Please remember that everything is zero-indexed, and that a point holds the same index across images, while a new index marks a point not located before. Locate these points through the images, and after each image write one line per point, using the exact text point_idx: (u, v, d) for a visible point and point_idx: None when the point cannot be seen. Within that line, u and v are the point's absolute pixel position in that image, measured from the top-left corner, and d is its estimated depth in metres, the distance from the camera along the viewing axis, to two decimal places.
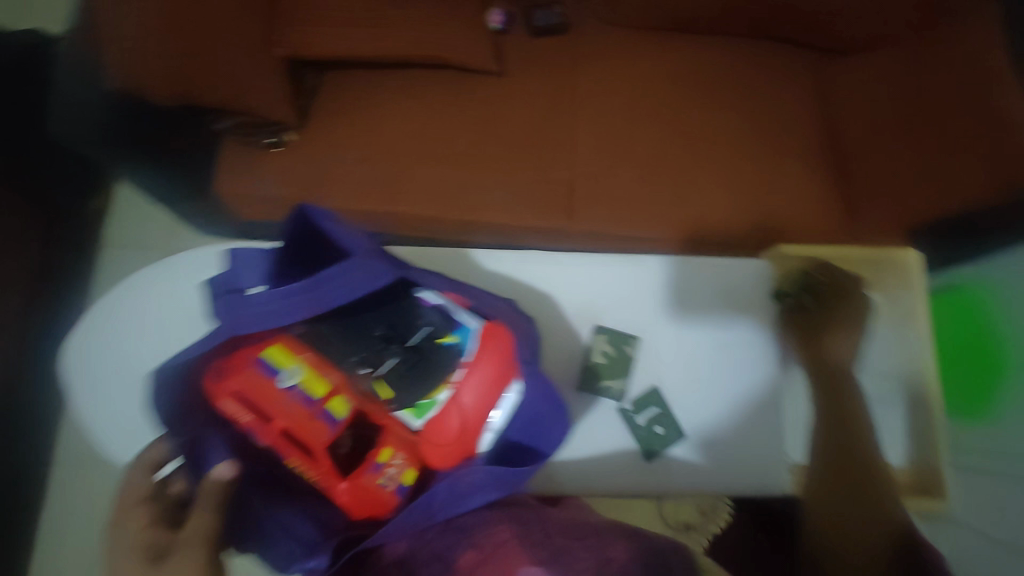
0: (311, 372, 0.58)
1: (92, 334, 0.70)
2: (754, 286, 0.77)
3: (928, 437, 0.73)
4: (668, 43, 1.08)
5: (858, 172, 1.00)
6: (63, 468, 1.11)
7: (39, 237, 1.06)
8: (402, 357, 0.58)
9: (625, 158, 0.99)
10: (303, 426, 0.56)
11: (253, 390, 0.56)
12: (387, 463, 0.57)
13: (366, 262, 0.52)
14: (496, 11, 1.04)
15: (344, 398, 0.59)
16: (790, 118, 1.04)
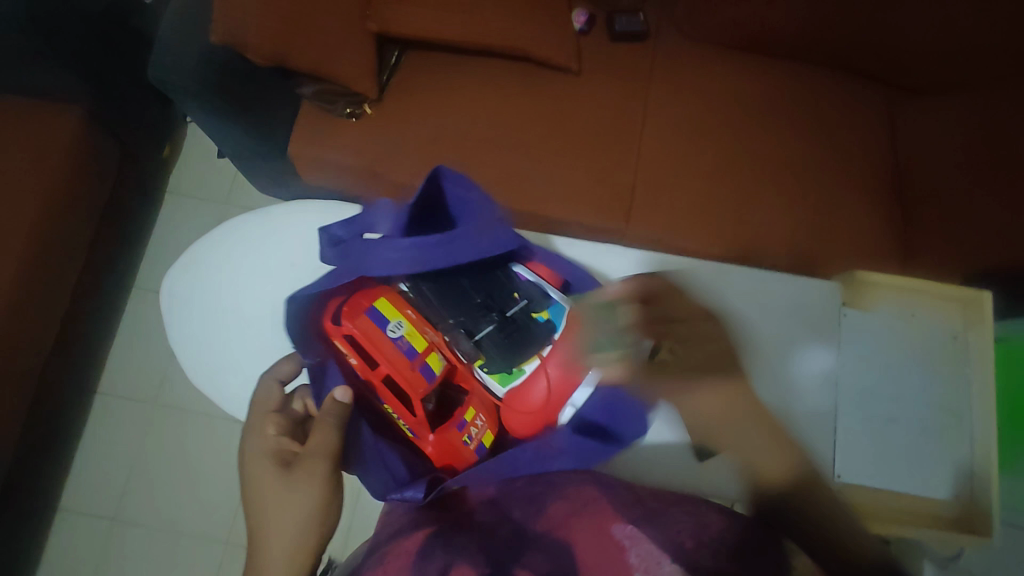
0: (413, 328, 0.66)
1: (196, 265, 0.72)
2: (826, 304, 0.69)
3: (993, 487, 0.65)
4: (742, 63, 1.06)
5: (923, 215, 0.97)
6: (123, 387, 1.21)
7: (126, 176, 1.14)
8: (499, 325, 0.64)
9: (688, 172, 0.99)
10: (405, 374, 0.64)
11: (361, 335, 0.65)
12: (469, 421, 0.65)
13: (490, 226, 0.60)
14: (580, 11, 1.05)
15: (439, 355, 0.67)
16: (859, 153, 1.01)
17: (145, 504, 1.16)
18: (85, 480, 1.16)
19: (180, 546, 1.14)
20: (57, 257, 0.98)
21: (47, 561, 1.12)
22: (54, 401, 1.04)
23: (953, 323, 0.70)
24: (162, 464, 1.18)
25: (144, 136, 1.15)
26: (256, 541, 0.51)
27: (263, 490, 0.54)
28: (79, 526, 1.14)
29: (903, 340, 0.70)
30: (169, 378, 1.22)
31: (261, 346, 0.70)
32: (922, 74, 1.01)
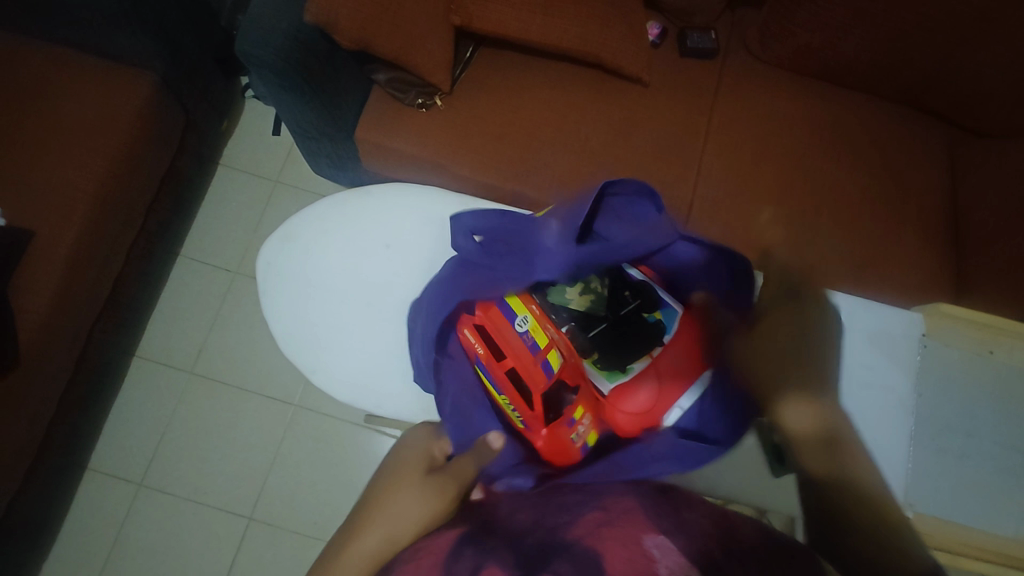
0: (537, 323, 0.72)
1: (299, 237, 0.78)
2: (906, 334, 0.72)
3: None
4: (809, 89, 1.07)
5: (976, 257, 0.98)
6: (159, 353, 1.22)
7: (186, 143, 1.14)
8: (614, 324, 0.71)
9: (747, 193, 1.00)
10: (526, 367, 0.70)
11: (494, 330, 0.71)
12: (578, 421, 0.70)
13: (652, 231, 0.67)
14: (654, 24, 1.06)
15: (558, 352, 0.72)
16: (918, 189, 1.02)
17: (172, 471, 1.16)
18: (115, 442, 1.17)
19: (202, 517, 1.14)
20: (116, 219, 0.98)
21: (71, 518, 1.12)
22: (96, 360, 1.05)
23: None
24: (192, 433, 1.18)
25: (207, 107, 1.16)
26: (371, 514, 0.55)
27: (400, 481, 0.58)
28: (104, 487, 1.14)
29: (977, 376, 0.74)
30: (206, 348, 1.23)
31: (348, 320, 0.75)
32: (988, 116, 1.02)
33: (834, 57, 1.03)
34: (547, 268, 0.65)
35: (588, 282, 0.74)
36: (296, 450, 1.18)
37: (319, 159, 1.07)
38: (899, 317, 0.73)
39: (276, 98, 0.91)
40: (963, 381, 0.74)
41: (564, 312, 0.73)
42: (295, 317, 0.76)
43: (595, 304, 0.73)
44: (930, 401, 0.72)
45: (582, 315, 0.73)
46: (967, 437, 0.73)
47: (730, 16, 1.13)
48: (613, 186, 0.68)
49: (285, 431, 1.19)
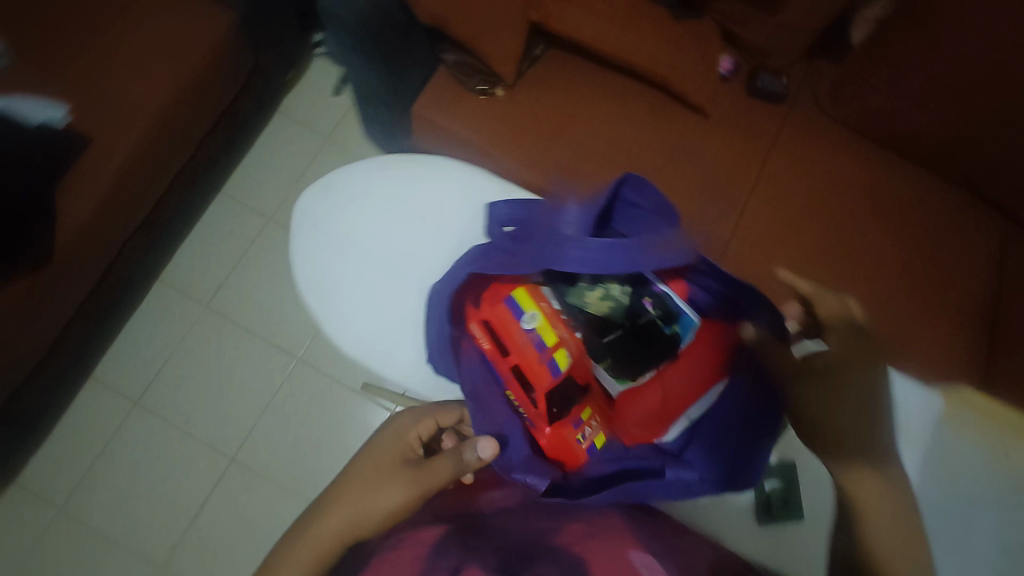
0: (545, 322, 0.72)
1: (349, 192, 0.79)
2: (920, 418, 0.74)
3: None
4: (870, 155, 1.05)
5: (1008, 358, 0.95)
6: (180, 281, 1.25)
7: (250, 89, 1.17)
8: (626, 333, 0.73)
9: (786, 244, 0.98)
10: (531, 367, 0.71)
11: (499, 322, 0.72)
12: (585, 422, 0.70)
13: (671, 242, 0.61)
14: (727, 57, 1.05)
15: (567, 353, 0.73)
16: (960, 276, 0.99)
17: (169, 399, 1.18)
18: (122, 357, 1.20)
19: (188, 447, 1.16)
20: (172, 142, 1.01)
21: (66, 421, 1.15)
22: (121, 275, 1.07)
23: None
24: (197, 367, 1.20)
25: (277, 55, 1.19)
26: (338, 496, 0.62)
27: (375, 467, 0.64)
28: (103, 399, 1.17)
29: (991, 473, 0.71)
30: (227, 287, 1.25)
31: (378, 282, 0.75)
32: None
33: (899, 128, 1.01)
34: (571, 261, 0.59)
35: (603, 288, 0.74)
36: (288, 403, 1.19)
37: (372, 122, 1.08)
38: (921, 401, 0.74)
39: (346, 55, 0.93)
40: (971, 477, 0.71)
41: (579, 317, 0.75)
42: (330, 267, 0.76)
43: (612, 311, 0.74)
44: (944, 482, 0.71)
45: (599, 320, 0.74)
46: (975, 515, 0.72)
47: (805, 66, 1.12)
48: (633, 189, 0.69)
49: (284, 382, 1.20)
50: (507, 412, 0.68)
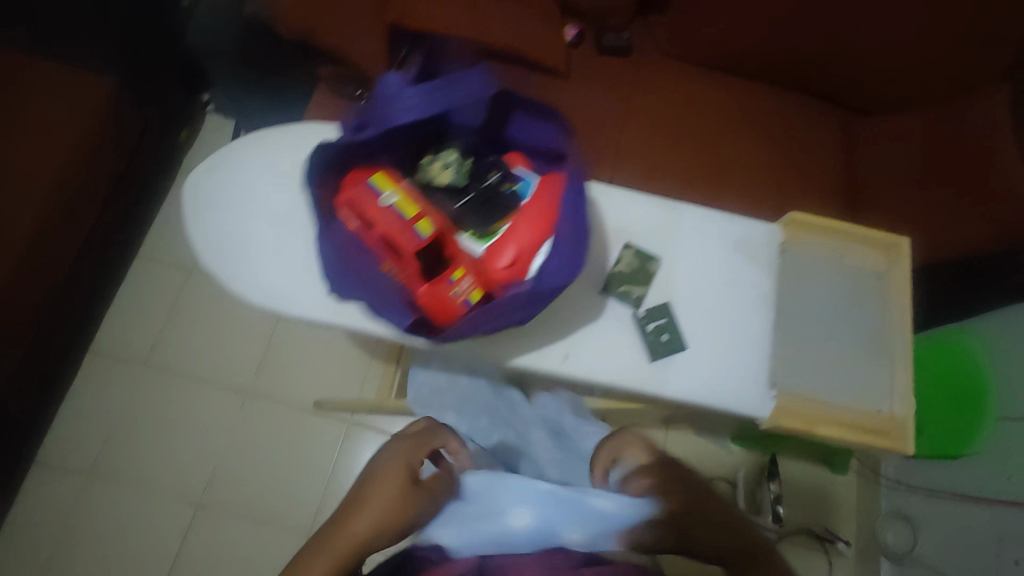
0: (405, 197, 0.54)
1: (258, 156, 0.70)
2: (763, 246, 0.67)
3: (866, 389, 0.62)
4: (713, 84, 1.18)
5: (867, 205, 1.09)
6: (87, 383, 1.21)
7: (109, 182, 1.15)
8: (473, 195, 0.55)
9: (666, 166, 1.11)
10: (396, 235, 0.52)
11: (352, 200, 0.54)
12: (457, 279, 0.51)
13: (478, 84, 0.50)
14: (570, 26, 1.16)
15: (430, 219, 0.53)
16: (788, 159, 1.12)
17: (123, 461, 1.17)
18: (68, 436, 1.18)
19: (154, 504, 1.15)
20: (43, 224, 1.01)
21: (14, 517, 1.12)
22: (50, 348, 1.12)
23: (875, 265, 0.67)
24: (145, 426, 1.19)
25: (166, 114, 1.27)
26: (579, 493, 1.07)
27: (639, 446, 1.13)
28: (55, 481, 1.15)
29: (794, 282, 0.65)
30: (159, 342, 1.24)
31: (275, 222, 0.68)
32: (869, 94, 1.13)
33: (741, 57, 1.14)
34: (401, 116, 0.51)
35: (430, 167, 0.56)
36: (236, 470, 1.17)
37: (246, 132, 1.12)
38: (757, 226, 0.67)
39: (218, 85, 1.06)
40: (799, 355, 0.63)
41: (431, 196, 0.56)
42: (231, 180, 0.69)
43: (456, 178, 0.55)
44: (784, 296, 0.65)
45: (454, 189, 0.55)
46: (844, 365, 0.63)
47: (641, 22, 1.23)
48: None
49: (239, 416, 1.21)
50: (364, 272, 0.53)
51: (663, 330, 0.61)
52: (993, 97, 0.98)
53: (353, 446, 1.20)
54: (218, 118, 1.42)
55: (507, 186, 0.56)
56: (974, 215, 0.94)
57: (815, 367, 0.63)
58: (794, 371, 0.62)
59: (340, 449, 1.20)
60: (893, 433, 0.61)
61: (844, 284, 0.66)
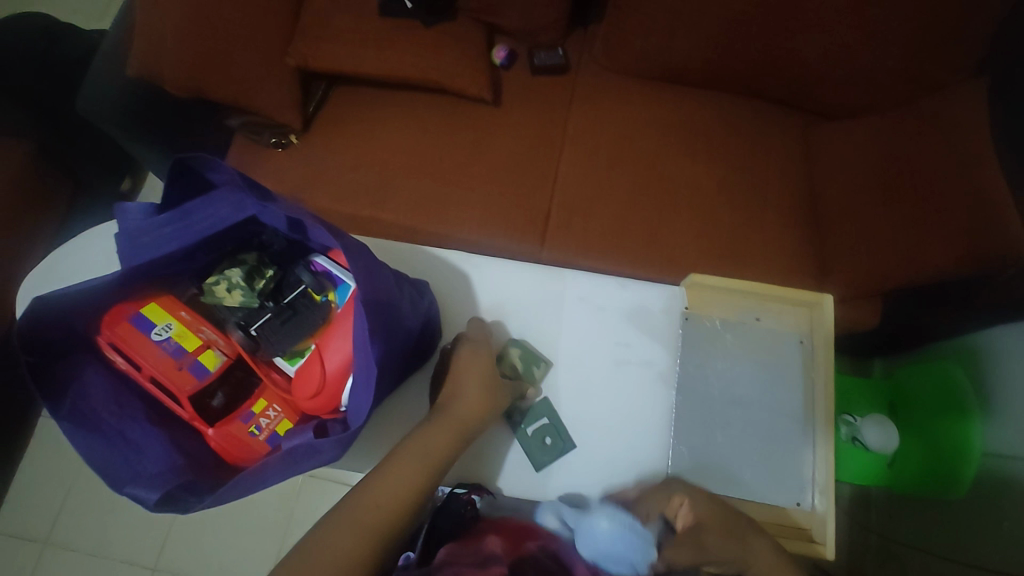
0: (185, 327, 0.50)
1: (75, 267, 0.68)
2: (664, 315, 0.59)
3: (784, 477, 0.55)
4: (658, 97, 1.09)
5: (832, 224, 1.00)
6: (39, 448, 1.20)
7: (45, 245, 1.14)
8: (275, 312, 0.50)
9: (605, 194, 1.03)
10: (168, 376, 0.48)
11: (114, 337, 0.48)
12: (259, 413, 0.51)
13: (223, 201, 0.47)
14: (499, 47, 1.08)
15: (218, 351, 0.51)
16: (744, 177, 1.03)
17: (76, 527, 1.16)
18: (24, 504, 1.17)
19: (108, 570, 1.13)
20: None
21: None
22: None
23: (797, 327, 0.59)
24: (97, 490, 1.18)
25: None
26: None
27: None
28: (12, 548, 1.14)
29: (700, 358, 0.58)
30: None
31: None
32: (829, 98, 1.02)
33: (687, 69, 1.05)
34: (149, 256, 0.47)
35: (211, 288, 0.51)
36: (187, 529, 1.14)
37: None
38: (656, 291, 0.60)
39: None
40: (706, 443, 0.56)
41: (228, 314, 0.52)
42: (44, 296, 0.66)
43: (246, 299, 0.50)
44: (689, 374, 0.57)
45: (248, 310, 0.51)
46: (756, 450, 0.56)
47: (580, 33, 1.14)
48: (208, 167, 0.48)
49: None
50: (132, 422, 0.48)
51: (545, 433, 0.56)
52: (968, 100, 0.88)
53: (302, 503, 1.15)
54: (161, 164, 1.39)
55: (315, 298, 0.52)
56: (945, 238, 0.85)
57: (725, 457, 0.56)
58: (695, 459, 0.55)
59: (289, 505, 1.15)
60: (812, 529, 0.54)
61: (759, 356, 0.58)
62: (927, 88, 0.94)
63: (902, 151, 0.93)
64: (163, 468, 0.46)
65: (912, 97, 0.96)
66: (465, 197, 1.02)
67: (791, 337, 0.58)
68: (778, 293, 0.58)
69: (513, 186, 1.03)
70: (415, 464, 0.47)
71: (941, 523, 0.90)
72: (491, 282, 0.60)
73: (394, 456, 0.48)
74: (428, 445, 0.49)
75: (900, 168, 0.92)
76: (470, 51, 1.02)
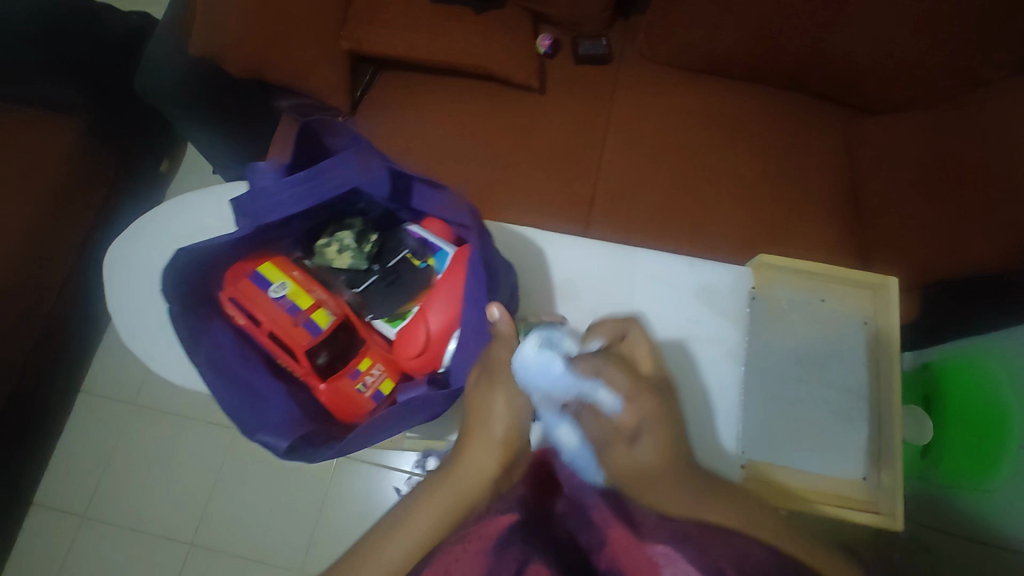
0: (298, 287, 0.63)
1: (153, 240, 0.77)
2: (733, 293, 0.61)
3: (850, 449, 0.57)
4: (700, 88, 1.10)
5: (873, 216, 1.01)
6: (80, 423, 1.22)
7: (92, 221, 1.15)
8: (381, 275, 0.63)
9: (649, 182, 1.04)
10: (287, 331, 0.61)
11: (242, 296, 0.62)
12: (365, 370, 0.63)
13: (351, 160, 0.55)
14: (544, 36, 1.10)
15: (327, 311, 0.63)
16: (785, 170, 1.04)
17: (115, 502, 1.17)
18: (64, 477, 1.18)
19: (147, 546, 1.14)
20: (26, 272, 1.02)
21: (13, 561, 1.13)
22: (36, 393, 1.10)
23: (862, 308, 0.60)
24: (136, 465, 1.19)
25: (142, 148, 1.24)
26: None
27: None
28: (53, 520, 1.16)
29: (769, 336, 0.60)
30: (148, 380, 1.24)
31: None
32: (873, 94, 1.04)
33: (730, 61, 1.06)
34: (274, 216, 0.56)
35: (328, 253, 0.63)
36: (225, 504, 1.16)
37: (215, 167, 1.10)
38: (726, 269, 0.62)
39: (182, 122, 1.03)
40: (776, 417, 0.58)
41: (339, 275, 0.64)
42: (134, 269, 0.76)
43: (356, 261, 0.63)
44: (757, 349, 0.59)
45: (352, 272, 0.64)
46: (823, 424, 0.58)
47: (622, 24, 1.16)
48: (328, 131, 0.63)
49: (226, 454, 1.19)
50: (258, 371, 0.60)
51: None
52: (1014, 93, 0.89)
53: (341, 481, 1.16)
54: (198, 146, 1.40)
55: (416, 262, 0.63)
56: (988, 231, 0.85)
57: (795, 430, 0.58)
58: (767, 433, 0.58)
59: (329, 484, 1.16)
60: (878, 503, 0.56)
61: (824, 335, 0.60)
62: (970, 83, 0.94)
63: (945, 144, 0.93)
64: (283, 418, 0.57)
65: (956, 91, 0.96)
66: (511, 183, 1.03)
67: (857, 317, 0.60)
68: (845, 274, 0.60)
69: (558, 173, 1.04)
70: (448, 489, 0.51)
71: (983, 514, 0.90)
72: (564, 259, 0.62)
73: (435, 482, 0.53)
74: (459, 471, 0.52)
75: (944, 162, 0.93)
76: (517, 37, 1.04)
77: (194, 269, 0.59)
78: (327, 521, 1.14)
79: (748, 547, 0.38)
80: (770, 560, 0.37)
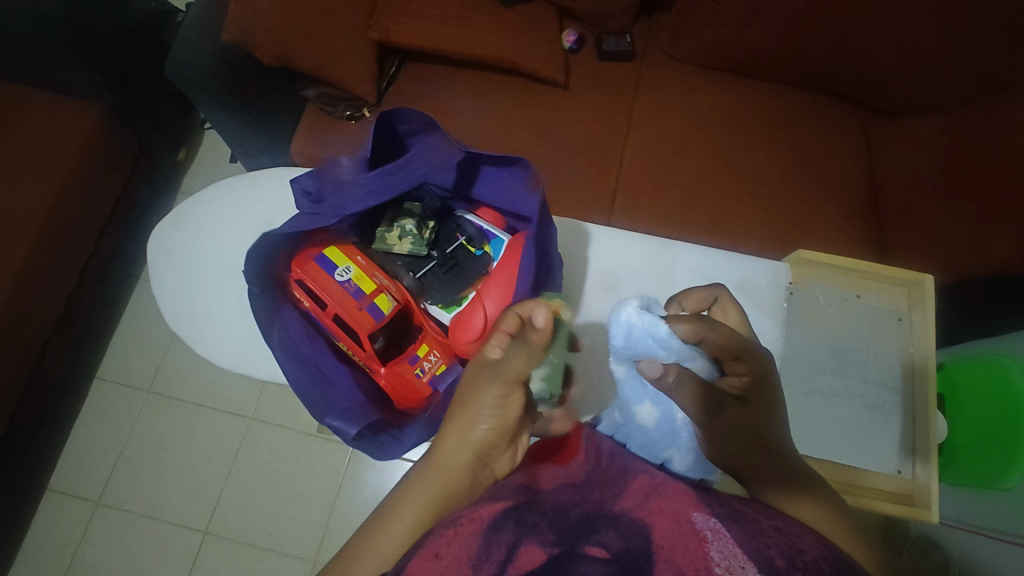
0: (362, 272, 0.67)
1: (192, 223, 0.78)
2: (772, 285, 0.66)
3: (882, 439, 0.62)
4: (722, 87, 1.11)
5: (892, 218, 1.02)
6: (92, 410, 1.22)
7: (109, 208, 1.15)
8: (440, 262, 0.67)
9: (669, 179, 1.05)
10: (351, 313, 0.65)
11: (311, 279, 0.66)
12: (423, 357, 0.66)
13: (434, 147, 0.61)
14: (569, 32, 1.11)
15: (389, 297, 0.67)
16: (805, 169, 1.05)
17: (128, 488, 1.17)
18: (78, 464, 1.18)
19: (160, 532, 1.14)
20: (43, 256, 1.01)
21: (26, 546, 1.13)
22: (52, 377, 1.10)
23: (897, 305, 0.66)
24: (149, 452, 1.19)
25: (162, 136, 1.24)
26: None
27: None
28: (66, 507, 1.15)
29: (804, 324, 0.65)
30: (163, 366, 1.24)
31: (229, 276, 0.76)
32: (895, 95, 1.05)
33: (754, 59, 1.07)
34: (354, 201, 0.61)
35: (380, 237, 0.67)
36: (239, 493, 1.16)
37: (237, 154, 1.09)
38: (765, 265, 0.66)
39: None
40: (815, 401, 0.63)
41: (399, 260, 0.68)
42: (173, 249, 0.77)
43: (414, 249, 0.66)
44: (793, 344, 0.64)
45: (411, 258, 0.68)
46: (856, 412, 0.63)
47: (646, 23, 1.17)
48: (399, 119, 0.62)
49: (241, 442, 1.19)
50: (325, 356, 0.64)
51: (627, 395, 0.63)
52: None
53: (357, 471, 1.17)
54: (215, 136, 1.40)
55: (472, 249, 0.67)
56: (1009, 235, 0.85)
57: (831, 417, 0.63)
58: (806, 415, 0.62)
59: (343, 475, 1.17)
60: (914, 495, 0.60)
61: (857, 328, 0.65)
62: (995, 87, 0.94)
63: (970, 146, 0.93)
64: (348, 404, 0.62)
65: (980, 94, 0.97)
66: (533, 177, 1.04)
67: (892, 312, 0.66)
68: (878, 270, 0.65)
69: (580, 168, 1.05)
70: (436, 478, 0.47)
71: (1004, 515, 0.90)
72: (616, 249, 0.67)
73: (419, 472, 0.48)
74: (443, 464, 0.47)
75: (966, 166, 0.93)
76: (544, 30, 1.04)
77: (261, 253, 0.62)
78: (341, 511, 1.15)
79: (800, 539, 0.37)
80: (823, 555, 0.36)
